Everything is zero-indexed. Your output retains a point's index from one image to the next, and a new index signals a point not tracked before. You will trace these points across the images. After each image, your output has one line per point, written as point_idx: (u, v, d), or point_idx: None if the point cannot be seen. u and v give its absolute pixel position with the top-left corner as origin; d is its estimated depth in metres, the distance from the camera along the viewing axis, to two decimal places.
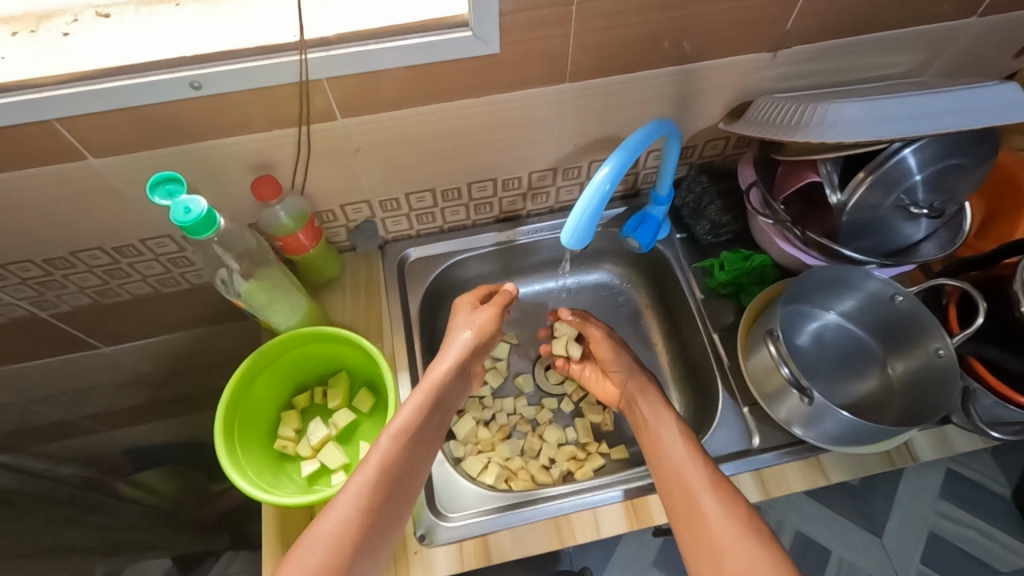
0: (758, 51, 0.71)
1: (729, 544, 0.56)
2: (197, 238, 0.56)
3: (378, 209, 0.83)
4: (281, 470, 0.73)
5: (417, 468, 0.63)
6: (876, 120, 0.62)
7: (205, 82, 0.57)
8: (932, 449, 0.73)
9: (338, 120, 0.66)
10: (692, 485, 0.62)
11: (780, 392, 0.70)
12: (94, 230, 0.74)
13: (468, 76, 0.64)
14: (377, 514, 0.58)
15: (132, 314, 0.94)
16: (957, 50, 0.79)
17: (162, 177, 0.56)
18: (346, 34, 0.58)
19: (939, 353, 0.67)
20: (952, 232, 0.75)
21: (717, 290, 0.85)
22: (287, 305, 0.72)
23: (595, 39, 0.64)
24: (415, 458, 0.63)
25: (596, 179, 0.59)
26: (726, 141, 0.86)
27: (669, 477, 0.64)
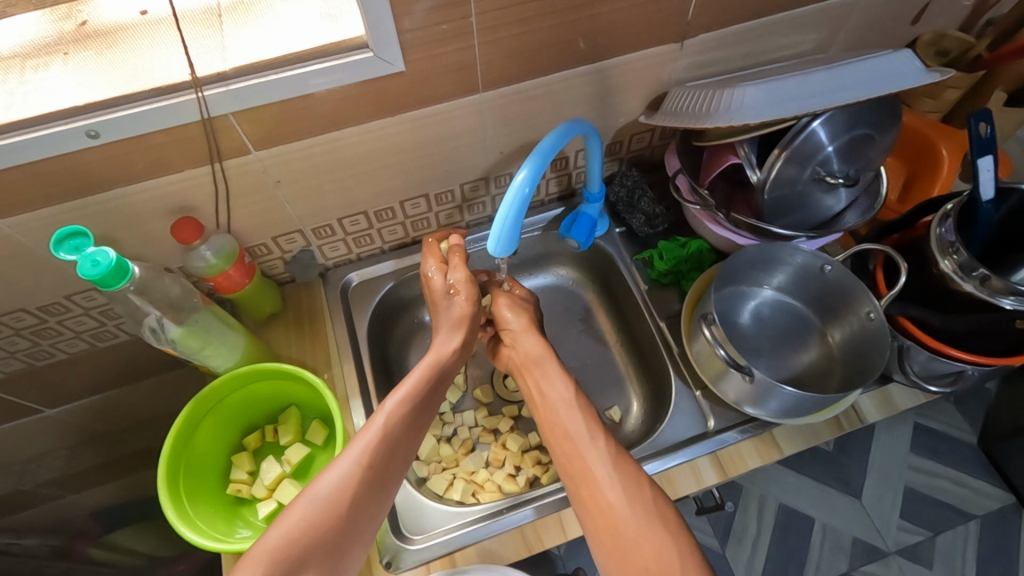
0: (665, 44, 0.73)
1: (624, 514, 0.56)
2: (111, 289, 0.55)
3: (313, 238, 0.82)
4: (237, 516, 0.71)
5: (413, 446, 0.64)
6: (779, 100, 0.64)
7: (102, 130, 0.55)
8: (877, 409, 0.75)
9: (252, 154, 0.65)
10: (583, 469, 0.61)
11: (725, 374, 0.71)
12: (15, 292, 0.71)
13: (378, 96, 0.64)
14: (373, 490, 0.58)
15: (72, 373, 0.91)
16: (855, 25, 0.82)
17: (66, 232, 0.54)
18: (243, 67, 0.57)
19: (870, 317, 0.69)
20: (871, 198, 0.77)
21: (659, 280, 0.87)
22: (223, 347, 0.71)
23: (500, 49, 0.65)
24: (413, 437, 0.63)
25: (514, 183, 0.59)
26: (650, 133, 0.87)
27: (564, 455, 0.63)
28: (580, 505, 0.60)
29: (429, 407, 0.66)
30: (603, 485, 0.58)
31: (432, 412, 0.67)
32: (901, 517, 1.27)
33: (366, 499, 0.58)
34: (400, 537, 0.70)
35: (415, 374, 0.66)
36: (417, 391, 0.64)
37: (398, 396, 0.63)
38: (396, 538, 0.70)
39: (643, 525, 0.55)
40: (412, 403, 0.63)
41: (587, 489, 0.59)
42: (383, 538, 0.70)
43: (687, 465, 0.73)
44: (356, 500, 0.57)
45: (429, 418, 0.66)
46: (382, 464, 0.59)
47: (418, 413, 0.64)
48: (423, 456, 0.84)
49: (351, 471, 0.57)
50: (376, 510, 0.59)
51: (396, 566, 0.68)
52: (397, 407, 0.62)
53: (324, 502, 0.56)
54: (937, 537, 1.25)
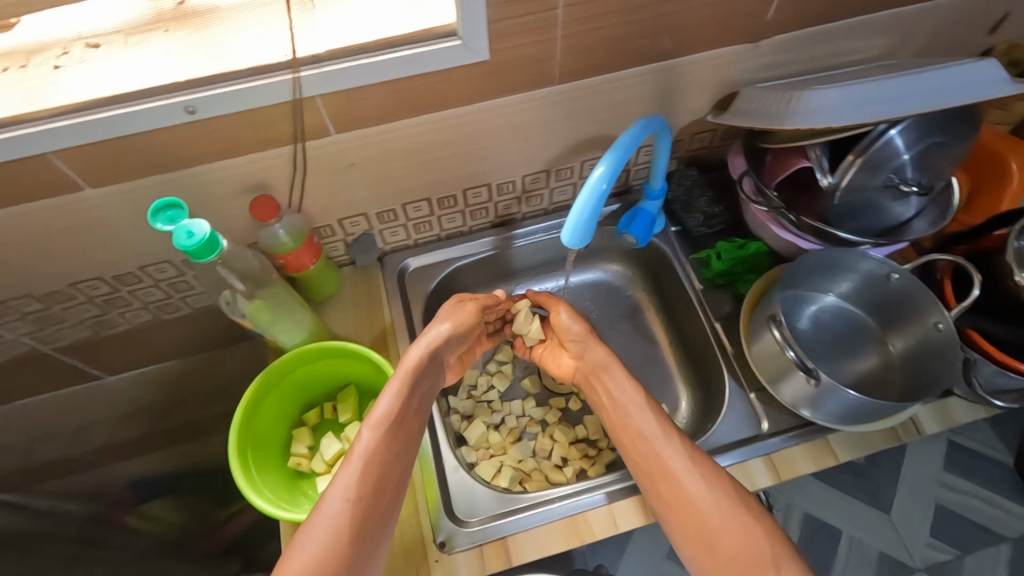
0: (739, 43, 0.73)
1: (707, 505, 0.59)
2: (201, 262, 0.57)
3: (376, 222, 0.83)
4: (297, 488, 0.73)
5: (400, 478, 0.62)
6: (858, 104, 0.64)
7: (199, 107, 0.57)
8: (935, 421, 0.75)
9: (331, 135, 0.66)
10: (658, 471, 0.63)
11: (786, 376, 0.70)
12: (92, 261, 0.73)
13: (456, 85, 0.65)
14: (362, 529, 0.56)
15: (132, 343, 0.93)
16: (929, 31, 0.81)
17: (163, 203, 0.56)
18: (336, 50, 0.58)
19: (938, 327, 0.68)
20: (940, 208, 0.76)
21: (712, 280, 0.87)
22: (292, 323, 0.72)
23: (579, 42, 0.65)
24: (393, 466, 0.61)
25: (592, 179, 0.60)
26: (713, 133, 0.87)
27: (643, 470, 0.65)
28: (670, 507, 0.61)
29: (404, 432, 0.64)
30: (693, 493, 0.60)
31: (409, 440, 0.65)
32: (929, 535, 1.25)
33: (361, 538, 0.56)
34: (454, 519, 0.72)
35: (382, 406, 0.63)
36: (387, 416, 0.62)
37: (369, 421, 0.62)
38: (449, 519, 0.72)
39: (730, 519, 0.58)
40: (385, 437, 0.61)
41: (672, 490, 0.61)
42: (437, 519, 0.71)
43: (740, 466, 0.74)
44: (350, 540, 0.55)
45: (399, 442, 0.63)
46: (370, 497, 0.58)
47: (393, 443, 0.62)
48: (472, 443, 0.85)
49: (336, 513, 0.55)
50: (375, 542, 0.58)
51: (449, 547, 0.70)
52: (368, 443, 0.60)
53: (324, 538, 0.54)
54: (967, 556, 1.23)
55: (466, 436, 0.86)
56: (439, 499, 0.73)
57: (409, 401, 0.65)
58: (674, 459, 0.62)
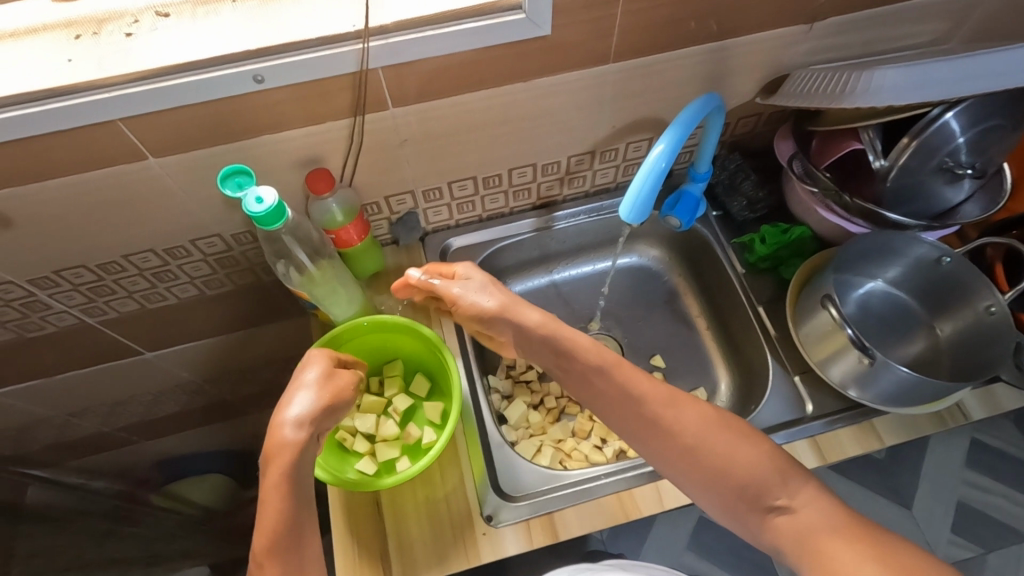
0: (795, 25, 0.73)
1: (709, 441, 0.59)
2: (268, 230, 0.57)
3: (421, 201, 0.84)
4: (344, 459, 0.74)
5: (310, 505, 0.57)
6: (920, 84, 0.63)
7: (268, 76, 0.57)
8: (982, 406, 0.74)
9: (389, 110, 0.67)
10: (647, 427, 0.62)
11: (837, 356, 0.71)
12: (147, 232, 0.74)
13: (515, 60, 0.65)
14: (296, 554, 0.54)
15: (175, 318, 0.95)
16: (982, 17, 0.81)
17: (232, 170, 0.57)
18: (403, 22, 0.58)
19: (990, 311, 0.69)
20: (993, 193, 0.76)
21: (756, 265, 0.87)
22: (346, 297, 0.73)
23: (639, 19, 0.65)
24: (292, 549, 0.54)
25: (651, 157, 0.61)
26: (758, 117, 0.87)
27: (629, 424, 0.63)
28: (670, 456, 0.61)
29: (294, 516, 0.55)
30: (691, 432, 0.60)
31: (300, 512, 0.56)
32: (952, 532, 1.25)
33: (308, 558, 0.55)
34: (500, 493, 0.73)
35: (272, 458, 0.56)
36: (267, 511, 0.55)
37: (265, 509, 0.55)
38: (496, 494, 0.73)
39: (735, 445, 0.59)
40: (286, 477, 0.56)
41: (668, 443, 0.60)
42: (484, 493, 0.72)
43: (786, 447, 0.74)
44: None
45: (292, 533, 0.55)
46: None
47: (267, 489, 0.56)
48: (512, 422, 0.86)
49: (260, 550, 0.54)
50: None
51: (497, 521, 0.70)
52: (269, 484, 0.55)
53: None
54: (991, 554, 1.23)
55: (507, 415, 0.87)
56: (485, 473, 0.74)
57: (313, 445, 0.58)
58: (662, 408, 0.61)
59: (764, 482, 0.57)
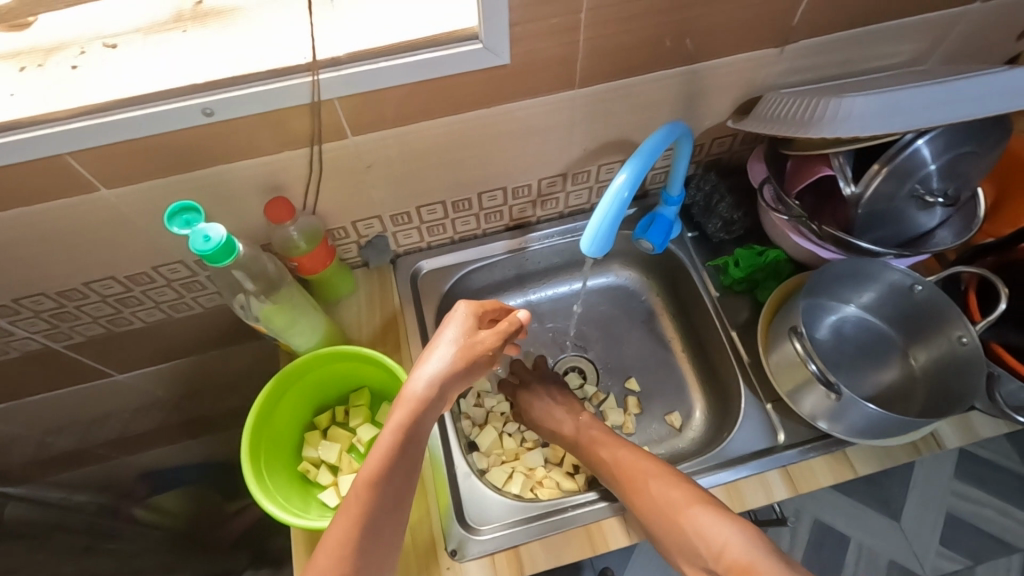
0: (765, 47, 0.71)
1: (634, 473, 0.68)
2: (217, 266, 0.56)
3: (390, 224, 0.82)
4: (308, 493, 0.73)
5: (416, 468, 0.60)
6: (888, 112, 0.62)
7: (217, 109, 0.56)
8: (957, 435, 0.73)
9: (348, 138, 0.65)
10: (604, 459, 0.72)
11: (806, 388, 0.69)
12: (106, 261, 0.73)
13: (476, 87, 0.64)
14: (388, 512, 0.57)
15: (143, 342, 0.93)
16: (959, 36, 0.79)
17: (179, 207, 0.55)
18: (356, 53, 0.57)
19: (962, 341, 0.67)
20: (966, 218, 0.75)
21: (731, 287, 0.86)
22: (307, 326, 0.72)
23: (603, 45, 0.64)
24: (393, 499, 0.57)
25: (613, 187, 0.59)
26: (733, 138, 0.86)
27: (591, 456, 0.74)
28: (633, 500, 0.66)
29: (409, 468, 0.59)
30: (621, 459, 0.70)
31: (413, 468, 0.60)
32: (939, 544, 1.24)
33: (384, 521, 0.57)
34: (465, 526, 0.71)
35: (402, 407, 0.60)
36: (382, 459, 0.58)
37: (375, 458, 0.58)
38: (461, 526, 0.71)
39: (652, 479, 0.66)
40: (408, 431, 0.59)
41: (611, 474, 0.70)
42: (449, 526, 0.71)
43: (756, 477, 0.72)
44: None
45: (404, 484, 0.58)
46: (361, 536, 0.55)
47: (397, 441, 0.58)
48: (484, 448, 0.85)
49: (357, 497, 0.56)
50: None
51: (461, 555, 0.69)
52: (390, 436, 0.58)
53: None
54: (978, 566, 1.22)
55: (477, 441, 0.86)
56: (451, 505, 0.72)
57: (437, 408, 0.61)
58: (612, 450, 0.72)
59: (680, 518, 0.61)
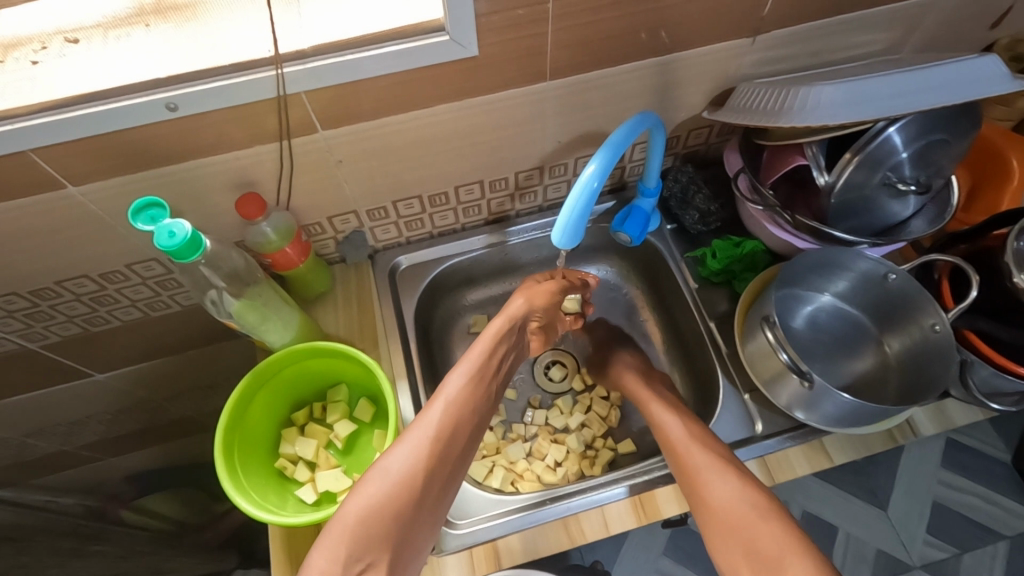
0: (736, 38, 0.71)
1: (734, 503, 0.63)
2: (184, 262, 0.56)
3: (366, 219, 0.82)
4: (285, 489, 0.73)
5: (474, 427, 0.68)
6: (858, 101, 0.63)
7: (181, 103, 0.56)
8: (931, 422, 0.73)
9: (318, 132, 0.65)
10: (692, 466, 0.67)
11: (780, 377, 0.69)
12: (78, 259, 0.72)
13: (446, 79, 0.63)
14: (440, 466, 0.62)
15: (122, 341, 0.93)
16: (931, 26, 0.79)
17: (144, 203, 0.55)
18: (322, 45, 0.57)
19: (935, 329, 0.67)
20: (939, 207, 0.75)
21: (709, 278, 0.86)
22: (279, 323, 0.72)
23: (572, 35, 0.64)
24: (472, 418, 0.67)
25: (583, 177, 0.59)
26: (709, 129, 0.86)
27: (681, 460, 0.68)
28: (694, 497, 0.66)
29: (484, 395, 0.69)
30: (714, 486, 0.64)
31: (487, 400, 0.70)
32: (927, 532, 1.24)
33: (435, 475, 0.61)
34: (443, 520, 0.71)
35: (465, 360, 0.70)
36: (466, 382, 0.67)
37: (456, 379, 0.67)
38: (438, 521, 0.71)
39: (755, 518, 0.61)
40: (471, 384, 0.68)
41: (694, 481, 0.66)
42: None
43: None
44: (424, 477, 0.60)
45: (483, 405, 0.69)
46: (444, 445, 0.63)
47: (472, 395, 0.67)
48: None
49: (418, 446, 0.61)
50: (442, 490, 0.63)
51: (438, 549, 0.69)
52: (454, 389, 0.67)
53: (399, 479, 0.59)
54: (965, 554, 1.23)
55: None
56: None
57: (492, 361, 0.71)
58: (706, 465, 0.66)
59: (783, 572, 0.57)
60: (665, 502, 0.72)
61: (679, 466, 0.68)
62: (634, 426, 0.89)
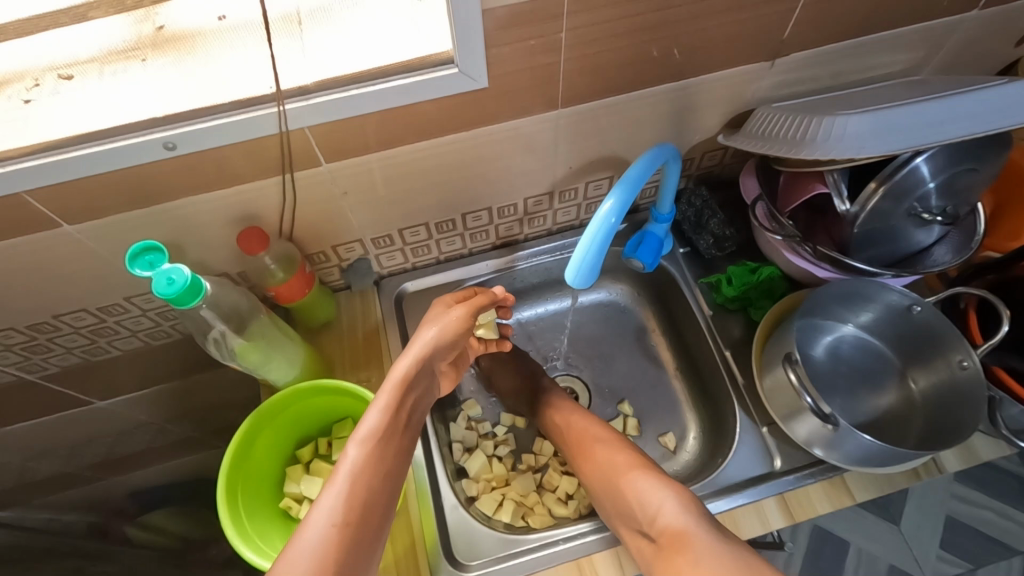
0: (755, 62, 0.68)
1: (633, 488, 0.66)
2: (185, 307, 0.54)
3: (371, 247, 0.80)
4: (289, 530, 0.71)
5: (386, 491, 0.58)
6: (884, 131, 0.60)
7: (179, 142, 0.54)
8: (958, 459, 0.71)
9: (322, 165, 0.63)
10: (604, 461, 0.70)
11: (801, 415, 0.67)
12: (76, 294, 0.70)
13: (456, 110, 0.61)
14: (356, 545, 0.52)
15: (123, 369, 0.91)
16: (955, 46, 0.77)
17: (140, 248, 0.53)
18: (325, 81, 0.55)
19: (963, 366, 0.65)
20: (965, 234, 0.72)
21: (725, 305, 0.83)
22: (283, 360, 0.70)
23: (586, 64, 0.61)
24: (380, 485, 0.57)
25: (600, 214, 0.56)
26: (724, 151, 0.83)
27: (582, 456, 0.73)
28: (608, 489, 0.68)
29: (391, 457, 0.59)
30: (627, 476, 0.67)
31: (399, 456, 0.60)
32: None
33: (351, 557, 0.52)
34: (454, 562, 0.69)
35: (363, 425, 0.59)
36: (373, 445, 0.58)
37: (355, 449, 0.57)
38: (449, 563, 0.69)
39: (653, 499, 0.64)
40: (374, 448, 0.58)
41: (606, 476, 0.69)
42: (436, 562, 0.69)
43: (753, 505, 0.70)
44: (336, 567, 0.50)
45: (388, 479, 0.58)
46: (356, 521, 0.53)
47: (379, 457, 0.58)
48: (472, 474, 0.82)
49: (325, 528, 0.51)
50: (361, 575, 0.52)
51: None
52: (355, 455, 0.57)
53: (307, 574, 0.49)
54: None
55: (466, 467, 0.83)
56: (438, 541, 0.70)
57: (399, 414, 0.61)
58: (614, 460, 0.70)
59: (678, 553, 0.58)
60: None
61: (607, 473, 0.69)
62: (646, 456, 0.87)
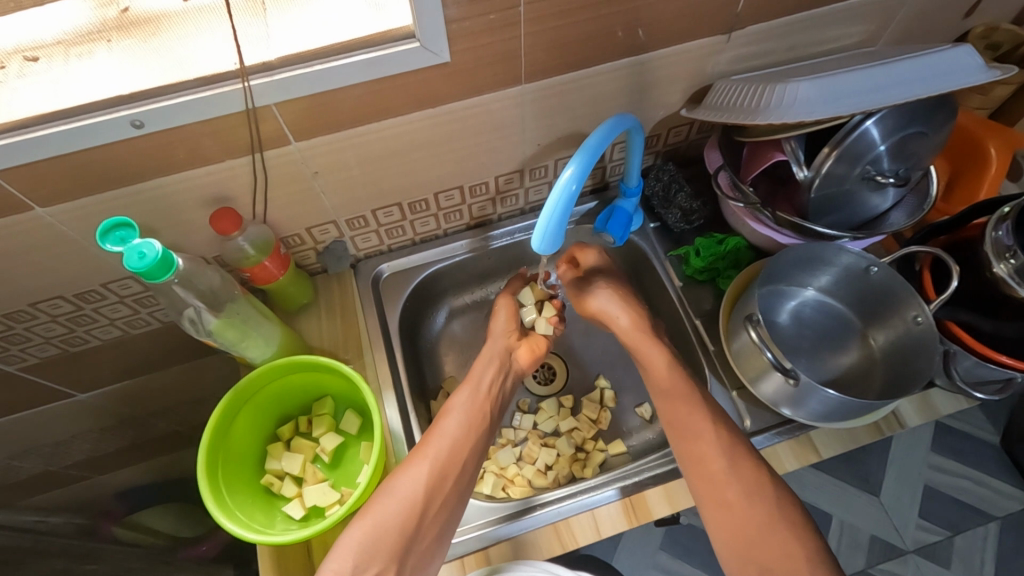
0: (711, 36, 0.71)
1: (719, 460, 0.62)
2: (157, 281, 0.55)
3: (346, 228, 0.81)
4: (272, 506, 0.72)
5: (478, 451, 0.67)
6: (833, 96, 0.62)
7: (147, 120, 0.55)
8: (917, 414, 0.74)
9: (292, 143, 0.64)
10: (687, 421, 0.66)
11: (765, 374, 0.70)
12: (50, 281, 0.71)
13: (421, 85, 0.62)
14: (443, 487, 0.62)
15: (103, 360, 0.91)
16: (905, 19, 0.80)
17: (112, 224, 0.54)
18: (289, 57, 0.56)
19: (917, 321, 0.67)
20: (919, 198, 0.75)
21: (694, 277, 0.85)
22: (260, 339, 0.71)
23: (545, 39, 0.63)
24: (473, 441, 0.67)
25: (562, 180, 0.58)
26: (689, 126, 0.86)
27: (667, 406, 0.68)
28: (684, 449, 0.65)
29: (486, 417, 0.69)
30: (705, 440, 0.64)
31: (489, 422, 0.70)
32: (919, 517, 1.22)
33: (438, 497, 0.61)
34: None
35: (465, 387, 0.71)
36: (469, 402, 0.69)
37: (455, 406, 0.68)
38: None
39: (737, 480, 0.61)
40: (468, 407, 0.68)
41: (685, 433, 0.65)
42: None
43: None
44: (429, 495, 0.60)
45: (483, 431, 0.68)
46: (447, 464, 0.63)
47: (473, 417, 0.68)
48: None
49: (421, 466, 0.62)
50: (452, 506, 0.62)
51: None
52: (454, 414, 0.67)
53: (401, 500, 0.59)
54: (956, 536, 1.21)
55: None
56: None
57: (485, 381, 0.72)
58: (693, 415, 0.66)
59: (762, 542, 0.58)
60: (656, 504, 0.72)
61: (670, 418, 0.67)
62: (623, 427, 0.89)
